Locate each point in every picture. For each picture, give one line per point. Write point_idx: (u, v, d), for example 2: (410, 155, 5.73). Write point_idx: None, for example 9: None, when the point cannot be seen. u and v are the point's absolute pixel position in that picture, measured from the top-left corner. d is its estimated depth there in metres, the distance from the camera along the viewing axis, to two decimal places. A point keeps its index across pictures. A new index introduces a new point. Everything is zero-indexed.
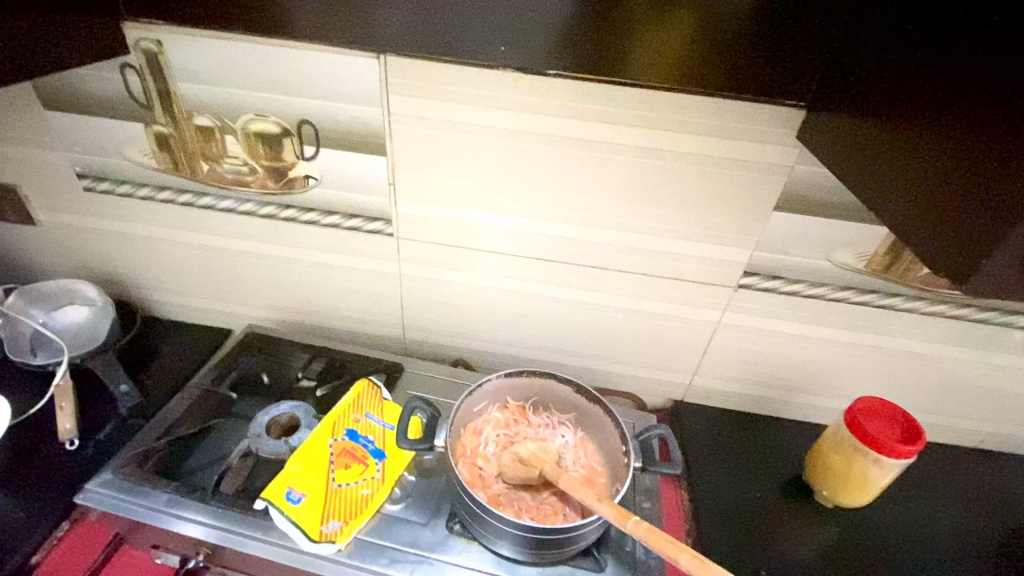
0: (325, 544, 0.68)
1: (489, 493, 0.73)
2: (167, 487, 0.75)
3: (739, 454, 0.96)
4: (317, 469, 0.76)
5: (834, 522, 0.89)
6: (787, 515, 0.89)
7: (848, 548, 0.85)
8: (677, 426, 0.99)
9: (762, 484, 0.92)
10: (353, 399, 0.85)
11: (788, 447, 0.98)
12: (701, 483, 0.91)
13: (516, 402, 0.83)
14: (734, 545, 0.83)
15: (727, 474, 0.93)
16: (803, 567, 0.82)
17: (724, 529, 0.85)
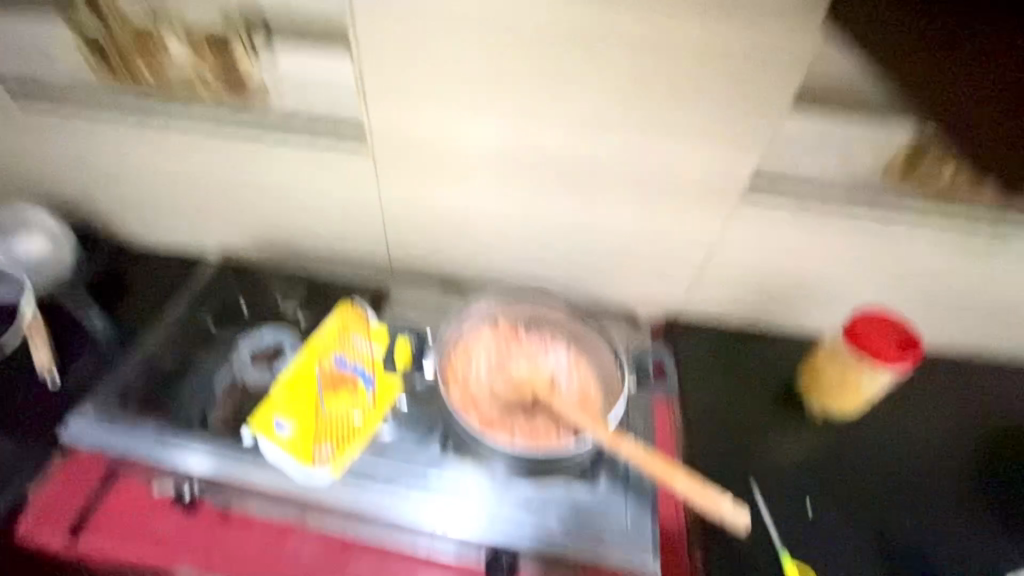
0: (320, 471, 0.69)
1: (481, 416, 0.71)
2: (150, 421, 0.74)
3: (733, 367, 0.96)
4: (304, 397, 0.74)
5: (823, 431, 0.91)
6: (774, 424, 0.91)
7: (833, 457, 0.88)
8: (672, 343, 0.98)
9: (753, 396, 0.93)
10: (337, 322, 0.81)
11: (781, 359, 0.98)
12: (693, 401, 0.92)
13: (506, 321, 0.80)
14: (722, 458, 0.86)
15: (720, 389, 0.93)
16: (784, 470, 0.86)
17: (714, 443, 0.87)
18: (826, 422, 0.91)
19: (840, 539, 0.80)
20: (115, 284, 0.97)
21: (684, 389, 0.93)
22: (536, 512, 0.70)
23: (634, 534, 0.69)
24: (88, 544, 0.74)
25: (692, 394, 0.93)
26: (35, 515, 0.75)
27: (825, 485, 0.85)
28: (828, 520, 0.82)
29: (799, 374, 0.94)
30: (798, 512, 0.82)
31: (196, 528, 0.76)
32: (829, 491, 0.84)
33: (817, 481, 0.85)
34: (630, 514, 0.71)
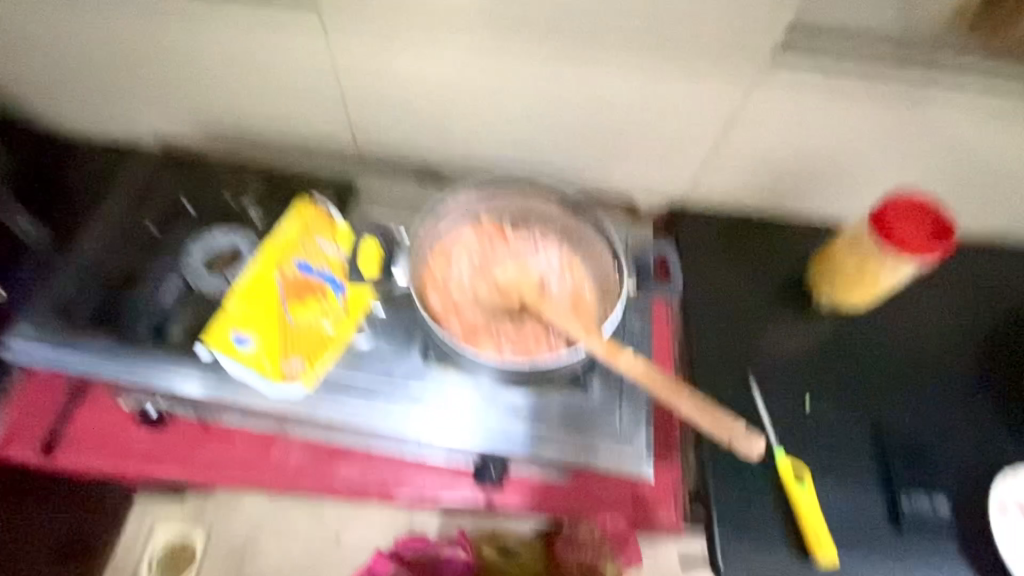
0: (290, 386, 0.63)
1: (464, 325, 0.63)
2: (96, 334, 0.67)
3: (740, 260, 0.87)
4: (265, 307, 0.65)
5: (827, 323, 0.85)
6: (780, 320, 0.84)
7: (840, 352, 0.82)
8: (677, 234, 0.88)
9: (760, 291, 0.86)
10: (296, 222, 0.70)
11: (796, 249, 0.88)
12: (696, 295, 0.84)
13: (491, 219, 0.70)
14: (724, 355, 0.80)
15: (725, 284, 0.85)
16: (786, 368, 0.80)
17: (715, 340, 0.81)
18: (834, 316, 0.85)
19: (839, 434, 0.76)
20: (42, 179, 0.84)
21: (687, 284, 0.85)
22: (525, 421, 0.66)
23: (627, 439, 0.66)
24: (67, 459, 0.72)
25: (696, 287, 0.85)
26: (6, 433, 0.73)
27: (828, 380, 0.80)
28: (829, 415, 0.78)
29: (809, 267, 0.86)
30: (798, 407, 0.78)
31: (178, 439, 0.75)
32: (833, 387, 0.80)
33: (822, 376, 0.80)
34: (624, 418, 0.67)
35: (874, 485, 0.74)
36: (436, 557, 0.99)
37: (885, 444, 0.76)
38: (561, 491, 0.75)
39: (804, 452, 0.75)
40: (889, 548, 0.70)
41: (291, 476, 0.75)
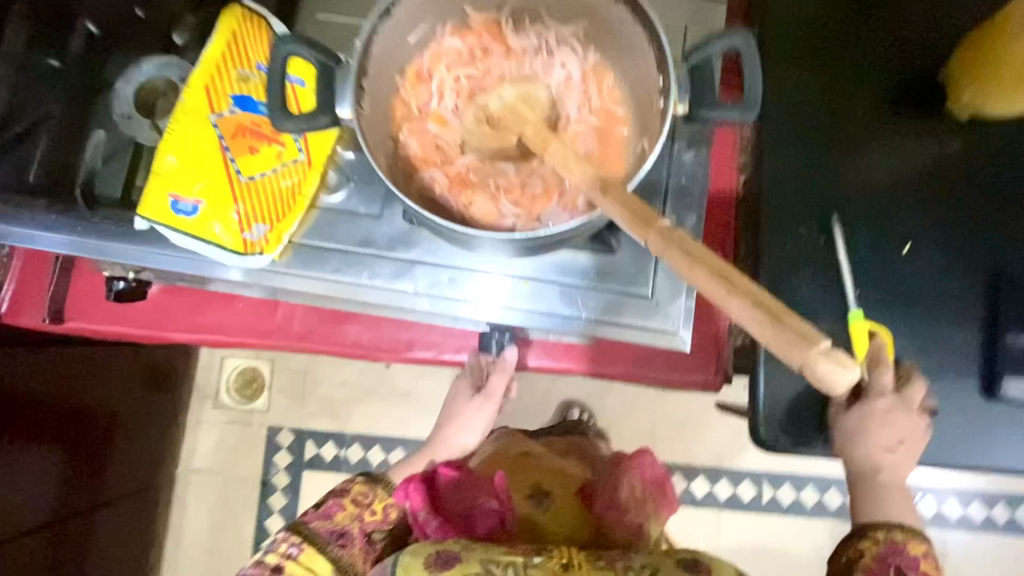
0: (254, 256, 0.52)
1: (451, 174, 0.48)
2: (31, 205, 0.55)
3: (844, 49, 0.62)
4: (207, 162, 0.52)
5: (960, 136, 0.60)
6: (890, 133, 0.61)
7: (971, 178, 0.60)
8: (758, 17, 0.63)
9: (866, 92, 0.62)
10: (224, 42, 0.53)
11: (930, 29, 0.62)
12: (774, 105, 0.62)
13: (482, 16, 0.49)
14: (805, 190, 0.61)
15: (817, 85, 0.62)
16: (880, 192, 0.61)
17: (794, 168, 0.61)
18: (978, 125, 0.60)
19: (941, 285, 0.59)
20: None
21: (767, 92, 0.62)
22: (536, 290, 0.53)
23: (664, 310, 0.53)
24: (78, 323, 0.71)
25: (779, 95, 0.62)
26: (12, 300, 0.71)
27: (946, 217, 0.60)
28: (935, 261, 0.59)
29: (950, 58, 0.59)
30: (894, 254, 0.60)
31: (177, 300, 0.71)
32: (947, 224, 0.60)
33: (937, 213, 0.60)
34: (660, 281, 0.54)
35: (976, 345, 0.58)
36: (467, 505, 0.62)
37: (997, 297, 0.58)
38: (583, 350, 0.67)
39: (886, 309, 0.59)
40: (973, 416, 0.58)
41: (297, 337, 0.71)
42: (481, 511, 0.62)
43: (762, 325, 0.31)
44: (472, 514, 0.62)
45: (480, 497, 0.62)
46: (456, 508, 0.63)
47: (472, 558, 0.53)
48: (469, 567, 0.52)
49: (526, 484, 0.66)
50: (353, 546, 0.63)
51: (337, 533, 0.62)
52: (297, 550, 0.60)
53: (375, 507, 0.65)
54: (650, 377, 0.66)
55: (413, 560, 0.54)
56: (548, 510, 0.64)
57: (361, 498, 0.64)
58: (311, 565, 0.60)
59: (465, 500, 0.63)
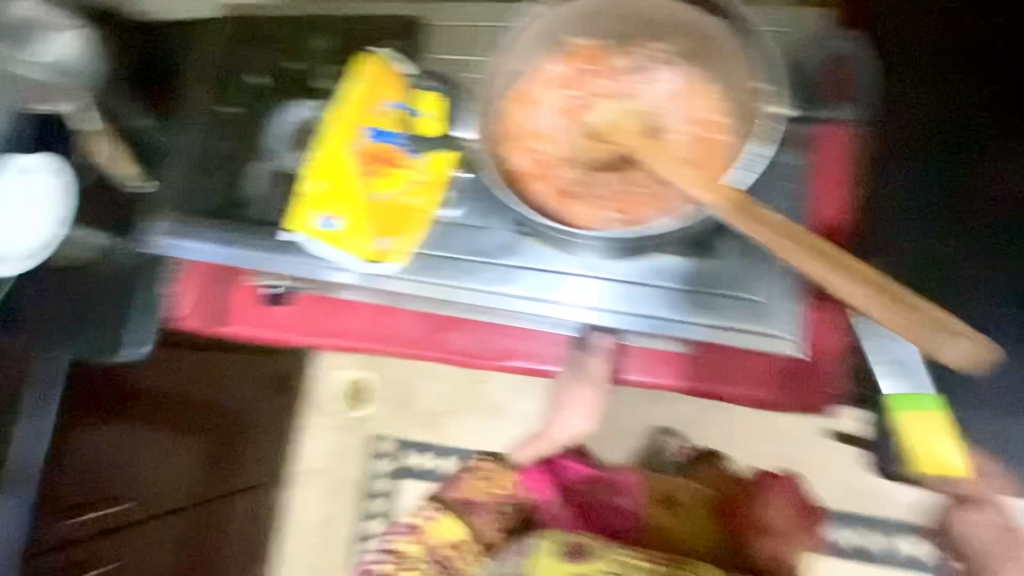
0: (383, 264, 0.59)
1: (555, 186, 0.52)
2: (218, 226, 0.67)
3: (957, 67, 0.64)
4: (345, 186, 0.61)
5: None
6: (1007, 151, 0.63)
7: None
8: (876, 31, 0.66)
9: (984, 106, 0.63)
10: (365, 82, 0.63)
11: None
12: (893, 122, 0.65)
13: (587, 41, 0.53)
14: (923, 203, 0.63)
15: (933, 102, 0.64)
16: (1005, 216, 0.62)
17: (911, 184, 0.64)
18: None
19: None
20: (145, 66, 0.88)
21: (883, 109, 0.64)
22: (635, 295, 0.55)
23: (772, 314, 0.53)
24: (231, 329, 0.80)
25: (895, 109, 0.64)
26: (185, 309, 0.79)
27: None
28: None
29: None
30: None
31: (311, 312, 0.79)
32: None
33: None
34: (767, 285, 0.53)
35: None
36: (604, 503, 0.77)
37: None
38: (682, 364, 0.66)
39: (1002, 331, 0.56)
40: None
41: (406, 344, 0.77)
42: (620, 512, 0.77)
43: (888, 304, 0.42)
44: (608, 511, 0.77)
45: (616, 497, 0.77)
46: (588, 501, 0.76)
47: (601, 557, 0.68)
48: (597, 562, 0.68)
49: (661, 491, 0.79)
50: (481, 517, 0.73)
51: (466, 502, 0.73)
52: (435, 514, 0.73)
53: (498, 482, 0.74)
54: (759, 399, 0.63)
55: (547, 545, 0.69)
56: (676, 514, 0.78)
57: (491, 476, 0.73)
58: (451, 529, 0.72)
59: (602, 499, 0.77)
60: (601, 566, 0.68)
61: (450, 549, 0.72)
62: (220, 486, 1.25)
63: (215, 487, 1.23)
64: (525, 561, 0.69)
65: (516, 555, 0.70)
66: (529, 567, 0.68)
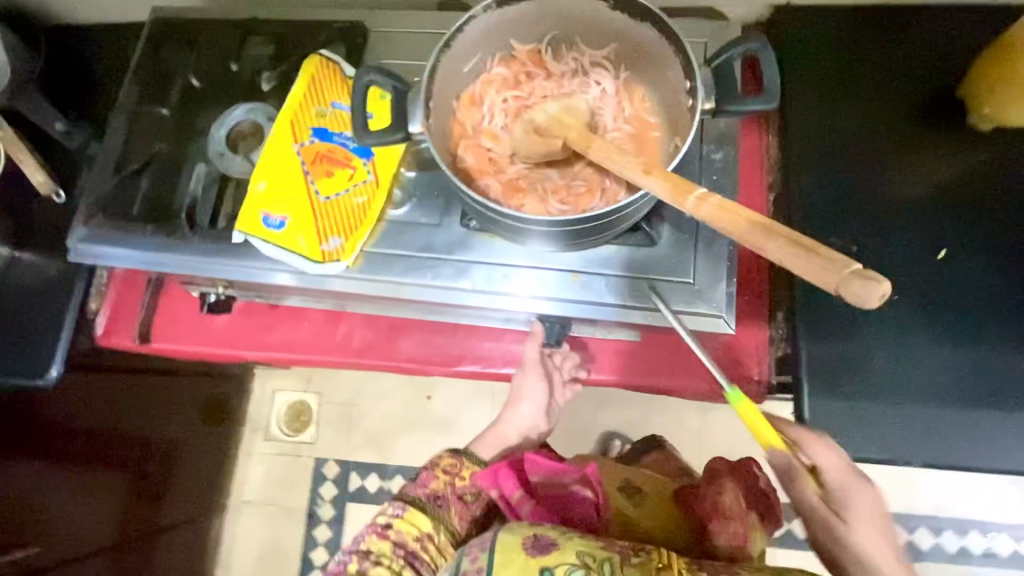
0: (330, 263, 0.58)
1: (503, 181, 0.55)
2: (150, 231, 0.65)
3: (860, 75, 0.71)
4: (289, 184, 0.59)
5: (985, 149, 0.68)
6: (906, 149, 0.69)
7: (989, 194, 0.67)
8: (786, 44, 0.73)
9: (884, 111, 0.70)
10: (307, 82, 0.63)
11: (931, 56, 0.70)
12: (806, 124, 0.71)
13: (525, 46, 0.56)
14: (834, 203, 0.68)
15: (840, 106, 0.71)
16: (908, 207, 0.68)
17: (823, 184, 0.69)
18: (1003, 136, 0.68)
19: (954, 284, 0.65)
20: (73, 74, 0.84)
21: (796, 114, 0.71)
22: (583, 283, 0.58)
23: (706, 297, 0.57)
24: (159, 343, 0.79)
25: (806, 113, 0.71)
26: (107, 324, 0.80)
27: (968, 230, 0.67)
28: (965, 266, 0.66)
29: (966, 78, 0.68)
30: (928, 260, 0.66)
31: (249, 321, 0.78)
32: (972, 232, 0.66)
33: (965, 222, 0.67)
34: (701, 272, 0.58)
35: (976, 350, 0.64)
36: (561, 491, 0.66)
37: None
38: (628, 360, 0.71)
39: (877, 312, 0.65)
40: (976, 425, 0.62)
41: (355, 353, 0.76)
42: (577, 499, 0.66)
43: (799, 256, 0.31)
44: (571, 503, 0.66)
45: (571, 480, 0.67)
46: (545, 490, 0.66)
47: (568, 548, 0.52)
48: (566, 554, 0.52)
49: (615, 480, 0.74)
50: (449, 506, 0.67)
51: (434, 497, 0.67)
52: (402, 510, 0.66)
53: (465, 474, 0.69)
54: (695, 384, 0.70)
55: (512, 538, 0.54)
56: (636, 505, 0.71)
57: (450, 468, 0.69)
58: (415, 522, 0.66)
59: (556, 484, 0.66)
60: (570, 560, 0.51)
61: (413, 542, 0.65)
62: (146, 522, 1.15)
63: (145, 523, 1.15)
64: (489, 555, 0.53)
65: (479, 548, 0.55)
66: (494, 559, 0.53)
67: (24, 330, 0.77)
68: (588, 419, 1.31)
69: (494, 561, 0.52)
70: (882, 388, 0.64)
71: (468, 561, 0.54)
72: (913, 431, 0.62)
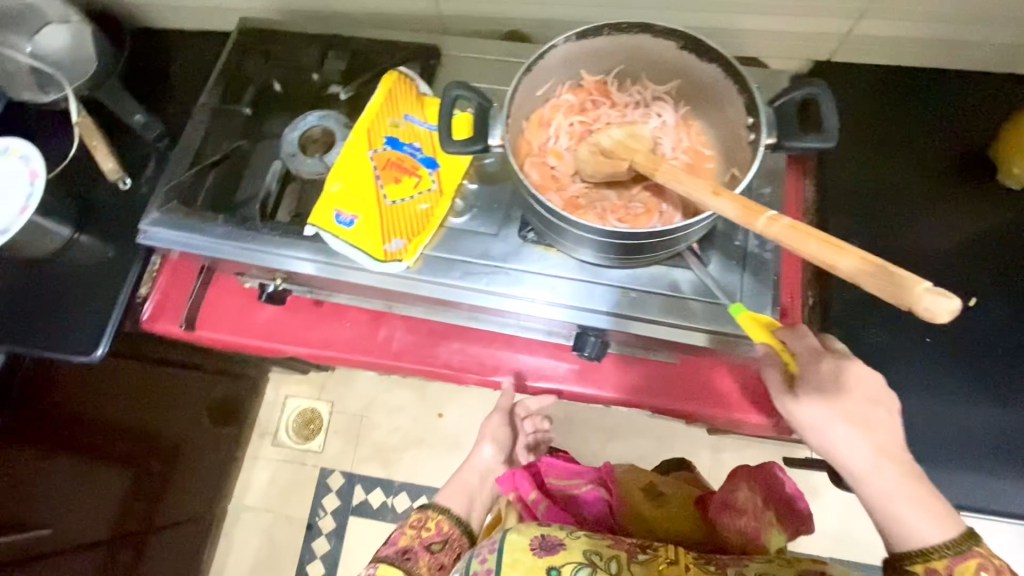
0: (392, 262, 0.61)
1: (565, 198, 0.58)
2: (219, 220, 0.68)
3: (894, 130, 0.76)
4: (362, 186, 0.63)
5: (1012, 206, 0.72)
6: (935, 202, 0.73)
7: (1019, 249, 0.71)
8: None
9: (915, 165, 0.75)
10: (383, 95, 0.67)
11: (962, 117, 0.75)
12: (841, 172, 0.75)
13: (593, 77, 0.61)
14: (870, 250, 0.72)
15: (873, 158, 0.75)
16: (937, 258, 0.71)
17: (857, 229, 0.73)
18: None
19: (982, 331, 0.68)
20: (151, 72, 0.90)
21: (833, 162, 0.75)
22: (632, 299, 0.61)
23: None
24: (204, 332, 0.81)
25: (842, 162, 0.75)
26: (153, 310, 0.82)
27: (999, 281, 0.70)
28: (993, 317, 0.68)
29: (996, 139, 0.72)
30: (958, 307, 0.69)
31: (295, 317, 0.80)
32: (998, 284, 0.69)
33: (997, 274, 0.70)
34: (746, 298, 0.60)
35: (1000, 396, 0.66)
36: (574, 494, 0.76)
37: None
38: (662, 385, 0.73)
39: (905, 353, 0.68)
40: (998, 471, 0.64)
41: (394, 355, 0.78)
42: (588, 498, 0.76)
43: (870, 276, 0.35)
44: (581, 501, 0.76)
45: (583, 483, 0.77)
46: (559, 492, 0.76)
47: (574, 548, 0.61)
48: (573, 553, 0.61)
49: (638, 483, 0.80)
50: (419, 559, 0.70)
51: (403, 554, 0.70)
52: (374, 568, 0.68)
53: (428, 524, 0.73)
54: (725, 414, 0.71)
55: (521, 537, 0.62)
56: (656, 504, 0.78)
57: (416, 523, 0.73)
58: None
59: (570, 488, 0.76)
60: (576, 558, 0.60)
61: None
62: (144, 522, 1.14)
63: (143, 523, 1.13)
64: (499, 555, 0.61)
65: (488, 550, 0.63)
66: (503, 558, 0.61)
67: (74, 309, 0.80)
68: (599, 448, 1.31)
69: (505, 559, 0.61)
70: (911, 429, 0.65)
71: (477, 562, 0.62)
72: (938, 472, 0.64)
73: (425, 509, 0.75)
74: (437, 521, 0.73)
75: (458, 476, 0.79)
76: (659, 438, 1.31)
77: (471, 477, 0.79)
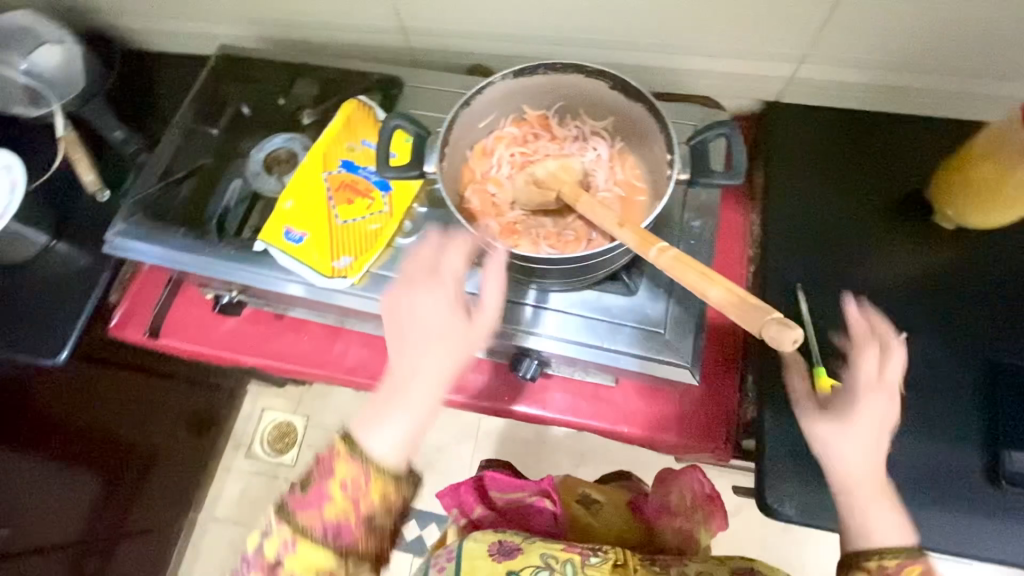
0: (337, 279, 0.64)
1: (502, 223, 0.61)
2: (180, 233, 0.71)
3: (835, 169, 0.79)
4: (314, 206, 0.67)
5: (949, 246, 0.74)
6: (874, 240, 0.76)
7: (954, 287, 0.73)
8: (768, 139, 0.81)
9: (855, 203, 0.77)
10: (342, 121, 0.71)
11: (902, 159, 0.78)
12: (784, 209, 0.78)
13: (535, 111, 0.64)
14: (809, 283, 0.74)
15: (815, 196, 0.78)
16: (873, 293, 0.73)
17: (797, 263, 0.75)
18: (965, 236, 0.74)
19: (916, 367, 0.69)
20: (137, 93, 0.95)
21: (776, 198, 0.78)
22: (566, 322, 0.64)
23: (678, 347, 0.62)
24: (168, 340, 0.84)
25: (786, 198, 0.78)
26: (123, 317, 0.86)
27: (933, 318, 0.71)
28: (929, 353, 0.70)
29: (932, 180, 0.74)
30: None
31: (255, 328, 0.83)
32: (933, 321, 0.71)
33: (930, 311, 0.72)
34: (672, 323, 0.63)
35: (935, 436, 0.66)
36: (521, 505, 0.78)
37: (995, 408, 0.67)
38: (604, 408, 0.75)
39: None
40: (931, 507, 0.64)
41: (348, 369, 0.80)
42: (535, 510, 0.77)
43: (732, 305, 0.45)
44: (528, 515, 0.77)
45: (527, 496, 0.78)
46: (505, 504, 0.78)
47: (531, 551, 0.65)
48: (529, 557, 0.65)
49: (574, 492, 0.82)
50: (355, 534, 0.54)
51: (331, 529, 0.53)
52: (291, 545, 0.53)
53: (370, 494, 0.54)
54: (665, 440, 0.73)
55: (477, 545, 0.66)
56: (595, 514, 0.80)
57: (350, 482, 0.53)
58: (308, 559, 0.53)
59: (516, 500, 0.78)
60: (533, 562, 0.64)
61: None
62: (111, 530, 1.15)
63: (110, 529, 1.14)
64: (457, 562, 0.66)
65: (446, 559, 0.67)
66: (461, 565, 0.65)
67: (42, 313, 0.82)
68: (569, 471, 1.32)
69: (462, 567, 0.65)
70: None
71: (435, 570, 0.67)
72: None
73: (354, 453, 0.54)
74: (383, 488, 0.54)
75: (403, 401, 0.55)
76: (629, 463, 1.31)
77: (424, 402, 0.56)
